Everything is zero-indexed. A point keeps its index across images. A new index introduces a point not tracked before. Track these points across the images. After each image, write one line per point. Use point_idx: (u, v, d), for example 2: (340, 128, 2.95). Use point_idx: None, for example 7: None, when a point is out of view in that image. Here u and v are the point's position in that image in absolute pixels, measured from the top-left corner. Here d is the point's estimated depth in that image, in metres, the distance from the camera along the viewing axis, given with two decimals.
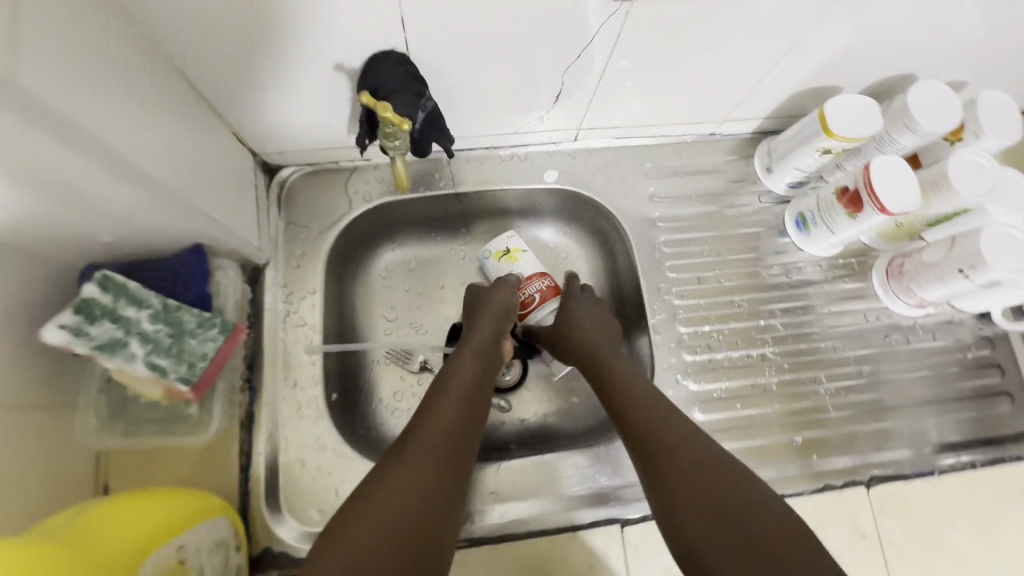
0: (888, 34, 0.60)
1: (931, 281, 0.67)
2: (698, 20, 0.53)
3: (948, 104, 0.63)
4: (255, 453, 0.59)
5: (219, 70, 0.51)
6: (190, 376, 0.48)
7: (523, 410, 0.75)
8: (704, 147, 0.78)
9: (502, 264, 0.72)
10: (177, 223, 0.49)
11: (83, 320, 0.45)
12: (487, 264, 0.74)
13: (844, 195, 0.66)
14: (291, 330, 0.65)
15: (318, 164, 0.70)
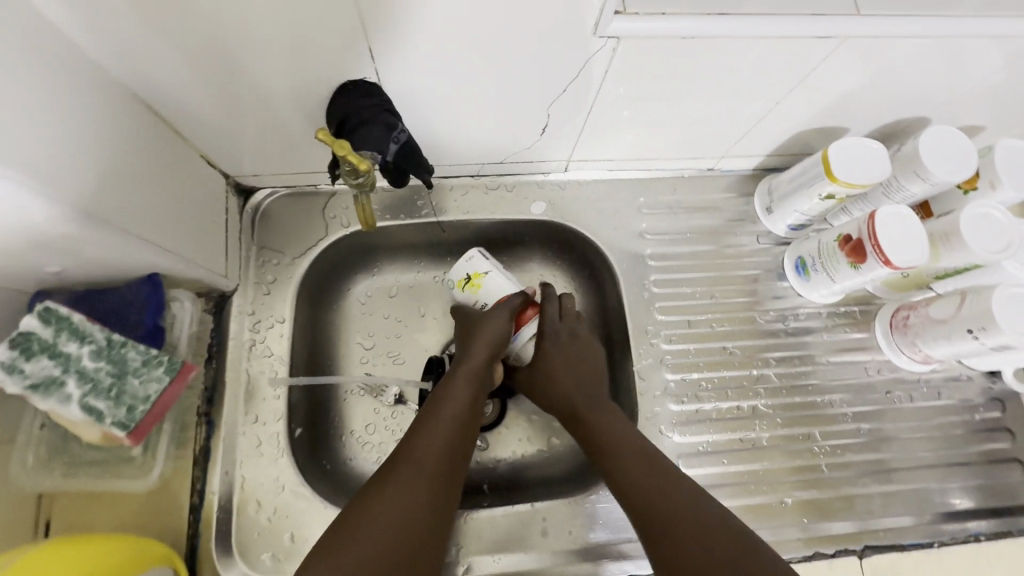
0: (897, 76, 0.56)
1: (937, 339, 0.62)
2: (693, 58, 0.50)
3: (961, 152, 0.59)
4: (208, 492, 0.56)
5: (182, 93, 0.48)
6: (128, 421, 0.44)
7: (500, 451, 0.71)
8: (701, 182, 0.74)
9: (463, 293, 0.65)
10: (129, 253, 0.47)
11: (20, 356, 0.43)
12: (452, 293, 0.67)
13: (846, 243, 0.62)
14: (256, 360, 0.62)
15: (296, 187, 0.67)
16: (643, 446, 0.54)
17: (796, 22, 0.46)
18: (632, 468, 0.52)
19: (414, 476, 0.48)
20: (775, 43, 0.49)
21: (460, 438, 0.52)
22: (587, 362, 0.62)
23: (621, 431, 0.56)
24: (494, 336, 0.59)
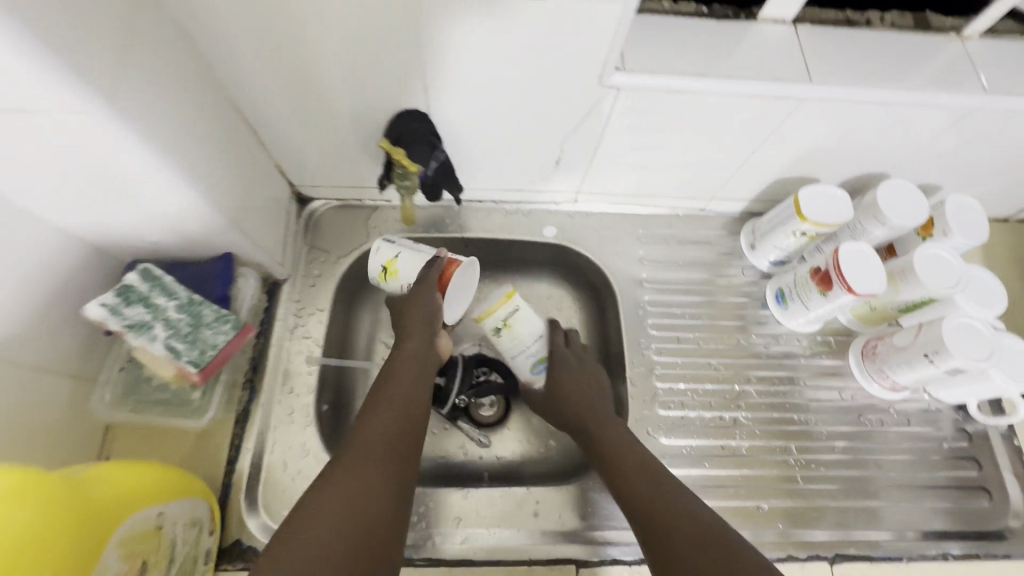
0: (854, 136, 0.67)
1: (900, 365, 0.69)
2: (679, 110, 0.62)
3: (914, 202, 0.69)
4: (243, 448, 0.64)
5: (272, 112, 0.61)
6: (200, 361, 0.53)
7: (501, 447, 0.78)
8: (694, 220, 0.84)
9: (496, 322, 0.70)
10: (215, 231, 0.58)
11: (121, 302, 0.53)
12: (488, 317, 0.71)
13: (816, 273, 0.71)
14: (296, 340, 0.71)
15: (347, 201, 0.79)
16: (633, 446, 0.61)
17: (760, 85, 0.58)
18: (621, 466, 0.59)
19: (368, 438, 0.55)
20: (745, 100, 0.60)
21: (407, 408, 0.59)
22: (592, 382, 0.70)
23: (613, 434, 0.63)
24: (428, 312, 0.67)
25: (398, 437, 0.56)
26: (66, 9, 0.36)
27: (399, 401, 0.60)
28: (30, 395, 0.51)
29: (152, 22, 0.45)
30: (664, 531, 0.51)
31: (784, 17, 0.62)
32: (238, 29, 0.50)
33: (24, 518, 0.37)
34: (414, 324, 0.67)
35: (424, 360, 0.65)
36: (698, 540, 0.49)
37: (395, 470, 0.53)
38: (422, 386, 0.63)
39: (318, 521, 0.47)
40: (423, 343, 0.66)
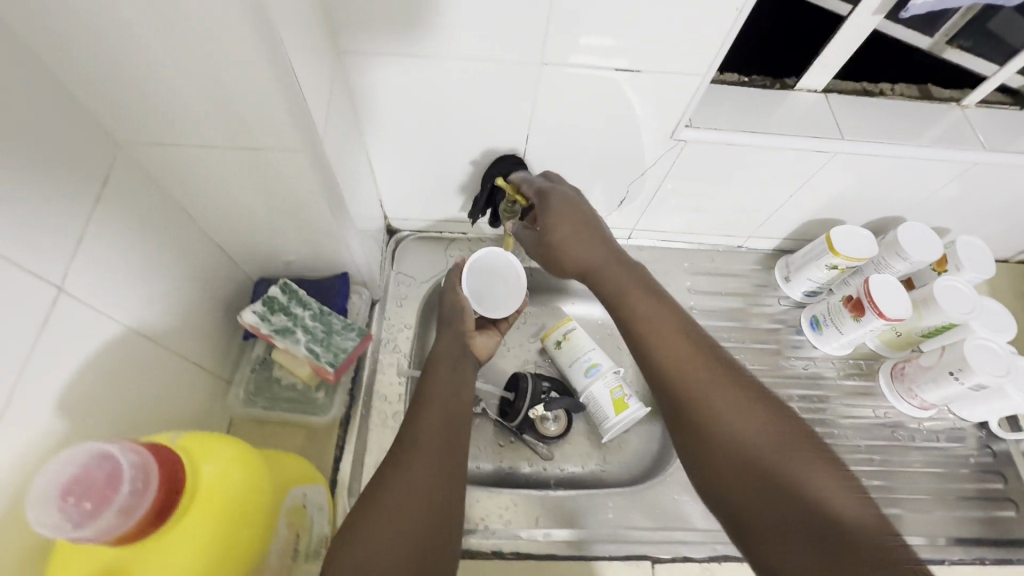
0: (876, 185, 0.79)
1: (928, 384, 0.78)
2: (733, 163, 0.74)
3: (930, 242, 0.80)
4: (346, 449, 0.69)
5: (390, 153, 0.72)
6: (335, 362, 0.61)
7: (565, 460, 0.85)
8: (732, 256, 0.95)
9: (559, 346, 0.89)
10: (343, 252, 0.68)
11: (267, 310, 0.62)
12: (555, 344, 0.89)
13: (849, 302, 0.81)
14: (387, 354, 0.78)
15: (428, 232, 0.89)
16: (701, 347, 0.55)
17: (802, 140, 0.70)
18: (686, 374, 0.53)
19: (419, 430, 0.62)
20: (790, 154, 0.72)
21: (451, 403, 0.67)
22: (602, 249, 0.64)
23: (677, 338, 0.56)
24: (456, 310, 0.78)
25: (444, 428, 0.63)
26: (309, 77, 0.47)
27: (443, 398, 0.67)
28: (184, 388, 0.58)
29: (334, 83, 0.57)
30: (727, 442, 0.48)
31: (816, 87, 0.75)
32: (389, 88, 0.62)
33: (216, 471, 0.44)
34: (447, 335, 0.76)
35: (458, 359, 0.73)
36: (771, 454, 0.47)
37: (445, 456, 0.60)
38: (462, 383, 0.70)
39: (385, 503, 0.54)
40: (457, 346, 0.75)
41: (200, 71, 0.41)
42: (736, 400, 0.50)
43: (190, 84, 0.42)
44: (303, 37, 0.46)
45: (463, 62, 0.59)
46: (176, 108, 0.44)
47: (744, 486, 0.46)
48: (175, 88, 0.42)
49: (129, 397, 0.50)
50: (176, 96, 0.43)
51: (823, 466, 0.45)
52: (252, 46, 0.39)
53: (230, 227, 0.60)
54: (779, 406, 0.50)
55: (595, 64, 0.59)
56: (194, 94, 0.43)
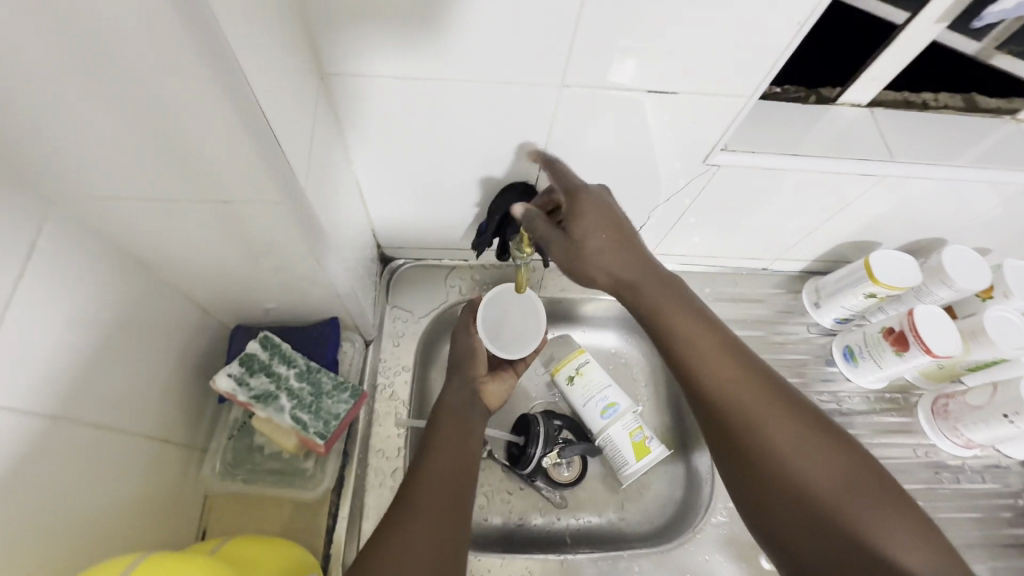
0: (919, 207, 0.72)
1: (976, 424, 0.72)
2: (767, 186, 0.67)
3: (976, 267, 0.73)
4: (340, 517, 0.62)
5: (383, 179, 0.64)
6: (325, 432, 0.54)
7: (581, 509, 0.77)
8: (755, 278, 0.88)
9: (572, 381, 0.80)
10: (332, 296, 0.60)
11: (245, 371, 0.54)
12: (564, 380, 0.81)
13: (890, 334, 0.74)
14: (383, 402, 0.70)
15: (426, 259, 0.81)
16: (758, 375, 0.47)
17: (848, 163, 0.63)
18: (749, 411, 0.45)
19: (418, 491, 0.54)
20: (832, 178, 0.65)
21: (457, 458, 0.58)
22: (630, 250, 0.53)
23: (726, 363, 0.47)
24: (468, 352, 0.70)
25: (447, 489, 0.54)
26: (286, 113, 0.40)
27: (449, 452, 0.59)
28: (144, 468, 0.50)
29: (319, 109, 0.50)
30: (795, 482, 0.43)
31: (861, 101, 0.67)
32: (383, 112, 0.54)
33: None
34: (456, 381, 0.68)
35: (469, 404, 0.66)
36: (853, 501, 0.41)
37: (445, 520, 0.51)
38: (471, 436, 0.62)
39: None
40: (467, 394, 0.67)
41: (149, 122, 0.34)
42: (802, 443, 0.44)
43: (140, 139, 0.35)
44: (276, 65, 0.39)
45: (468, 84, 0.51)
46: (123, 165, 0.37)
47: (809, 540, 0.41)
48: (119, 142, 0.35)
49: (82, 496, 0.43)
50: (123, 152, 0.35)
51: (910, 524, 0.40)
52: (210, 92, 0.32)
53: (202, 279, 0.53)
54: (843, 439, 0.44)
55: (614, 82, 0.52)
56: (142, 149, 0.36)
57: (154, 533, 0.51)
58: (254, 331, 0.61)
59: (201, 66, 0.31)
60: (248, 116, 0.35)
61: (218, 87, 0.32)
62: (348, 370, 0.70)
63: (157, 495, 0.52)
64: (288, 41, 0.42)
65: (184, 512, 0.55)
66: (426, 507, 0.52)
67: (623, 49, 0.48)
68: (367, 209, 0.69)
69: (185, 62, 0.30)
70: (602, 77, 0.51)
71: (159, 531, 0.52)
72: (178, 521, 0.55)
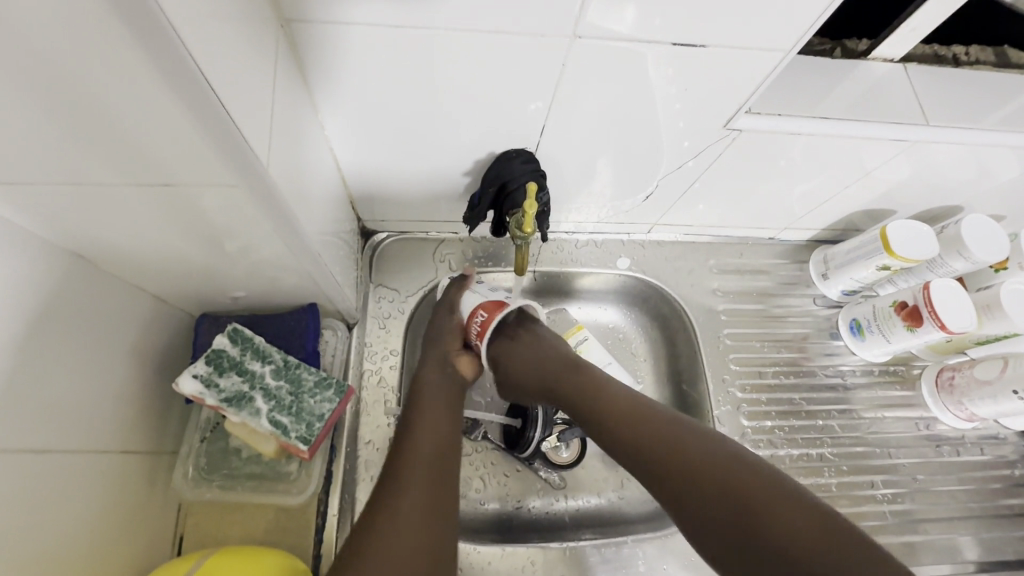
0: (941, 177, 0.68)
1: (982, 399, 0.71)
2: (784, 154, 0.62)
3: (994, 236, 0.70)
4: (329, 514, 0.57)
5: (361, 144, 0.56)
6: (309, 436, 0.52)
7: (580, 490, 0.75)
8: (762, 248, 0.84)
9: None
10: (308, 282, 0.54)
11: (213, 371, 0.50)
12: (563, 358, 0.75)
13: (902, 309, 0.71)
14: (371, 390, 0.66)
15: (411, 232, 0.73)
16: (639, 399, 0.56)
17: (878, 128, 0.57)
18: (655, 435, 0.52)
19: (413, 455, 0.53)
20: (841, 143, 0.59)
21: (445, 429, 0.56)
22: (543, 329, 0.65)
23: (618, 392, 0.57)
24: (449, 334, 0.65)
25: (437, 462, 0.53)
26: (237, 68, 0.33)
27: (435, 425, 0.56)
28: (105, 482, 0.46)
29: (282, 65, 0.42)
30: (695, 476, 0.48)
31: (893, 56, 0.61)
32: (357, 68, 0.46)
33: None
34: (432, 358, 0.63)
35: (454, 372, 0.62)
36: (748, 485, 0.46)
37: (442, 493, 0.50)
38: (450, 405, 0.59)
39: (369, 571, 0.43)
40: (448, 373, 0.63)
41: (51, 87, 0.27)
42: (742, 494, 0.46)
43: (50, 113, 0.29)
44: (221, 13, 0.31)
45: (456, 34, 0.43)
46: (35, 145, 0.31)
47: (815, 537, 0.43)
48: (21, 117, 0.28)
49: (34, 512, 0.39)
50: (28, 128, 0.29)
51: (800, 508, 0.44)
52: (117, 35, 0.26)
53: (155, 268, 0.47)
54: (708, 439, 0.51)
55: (613, 32, 0.44)
56: (52, 124, 0.30)
57: (125, 543, 0.47)
58: (226, 323, 0.56)
59: (95, 1, 0.24)
60: (173, 71, 0.28)
61: (130, 38, 0.26)
62: (331, 363, 0.63)
63: (123, 506, 0.48)
64: None
65: (157, 520, 0.52)
66: (418, 484, 0.50)
67: None
68: (344, 178, 0.61)
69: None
70: (603, 21, 0.43)
71: (128, 545, 0.48)
72: (151, 530, 0.51)
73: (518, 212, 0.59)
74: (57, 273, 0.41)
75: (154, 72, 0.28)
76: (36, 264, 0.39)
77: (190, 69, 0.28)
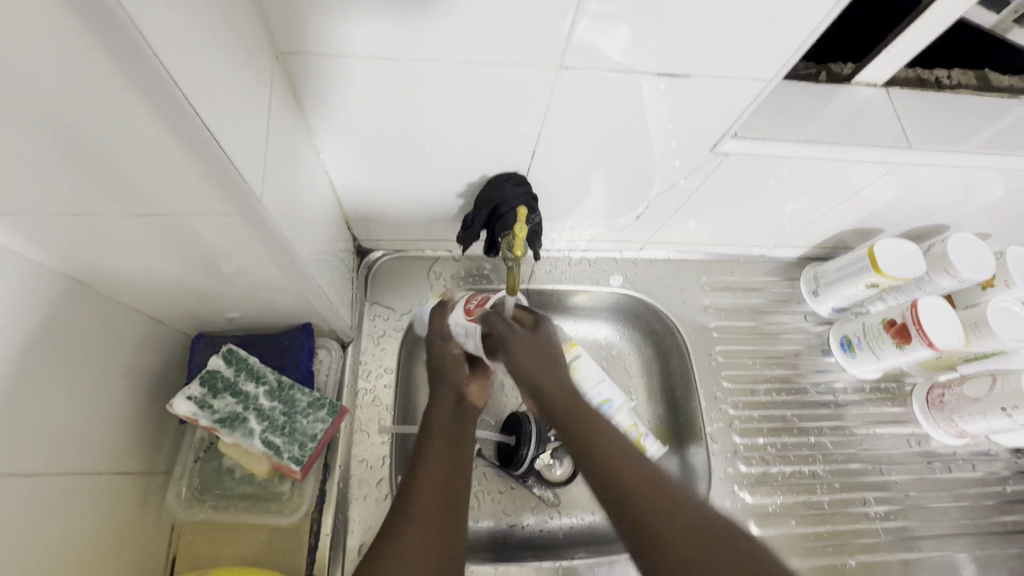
0: (926, 198, 0.69)
1: (972, 415, 0.72)
2: (772, 175, 0.63)
3: (980, 254, 0.71)
4: (322, 533, 0.58)
5: (356, 168, 0.57)
6: (301, 456, 0.52)
7: (574, 507, 0.75)
8: (753, 265, 0.85)
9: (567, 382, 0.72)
10: (302, 303, 0.55)
11: (207, 392, 0.51)
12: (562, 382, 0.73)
13: (891, 326, 0.72)
14: (365, 408, 0.66)
15: (406, 250, 0.74)
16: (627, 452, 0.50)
17: (862, 151, 0.59)
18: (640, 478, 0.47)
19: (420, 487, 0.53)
20: (827, 164, 0.60)
21: (455, 460, 0.57)
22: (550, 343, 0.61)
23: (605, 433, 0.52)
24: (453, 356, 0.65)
25: (446, 498, 0.53)
26: (231, 102, 0.34)
27: (442, 457, 0.56)
28: (99, 504, 0.46)
29: (277, 94, 0.43)
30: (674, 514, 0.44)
31: (876, 80, 0.63)
32: (351, 94, 0.47)
33: None
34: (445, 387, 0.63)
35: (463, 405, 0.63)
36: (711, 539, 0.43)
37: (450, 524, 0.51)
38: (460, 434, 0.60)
39: None
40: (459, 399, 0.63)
41: (48, 122, 0.28)
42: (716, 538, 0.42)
43: (51, 148, 0.30)
44: (216, 49, 0.33)
45: (448, 63, 0.45)
46: (38, 179, 0.32)
47: None
48: (19, 150, 0.29)
49: (24, 534, 0.39)
50: (29, 164, 0.30)
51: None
52: (110, 71, 0.27)
53: (151, 291, 0.47)
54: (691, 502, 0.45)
55: (603, 58, 0.45)
56: (49, 156, 0.30)
57: (116, 565, 0.48)
58: (221, 343, 0.57)
59: (90, 39, 0.25)
60: (165, 103, 0.29)
61: (128, 80, 0.27)
62: (326, 381, 0.64)
63: (117, 527, 0.48)
64: (230, 18, 0.35)
65: (150, 541, 0.52)
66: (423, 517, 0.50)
67: (605, 16, 0.41)
68: (340, 201, 0.63)
69: (73, 40, 0.25)
70: (591, 50, 0.44)
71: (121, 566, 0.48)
72: (144, 550, 0.51)
73: (509, 234, 0.59)
74: (56, 297, 0.41)
75: (146, 104, 0.29)
76: (35, 289, 0.40)
77: (184, 106, 0.30)
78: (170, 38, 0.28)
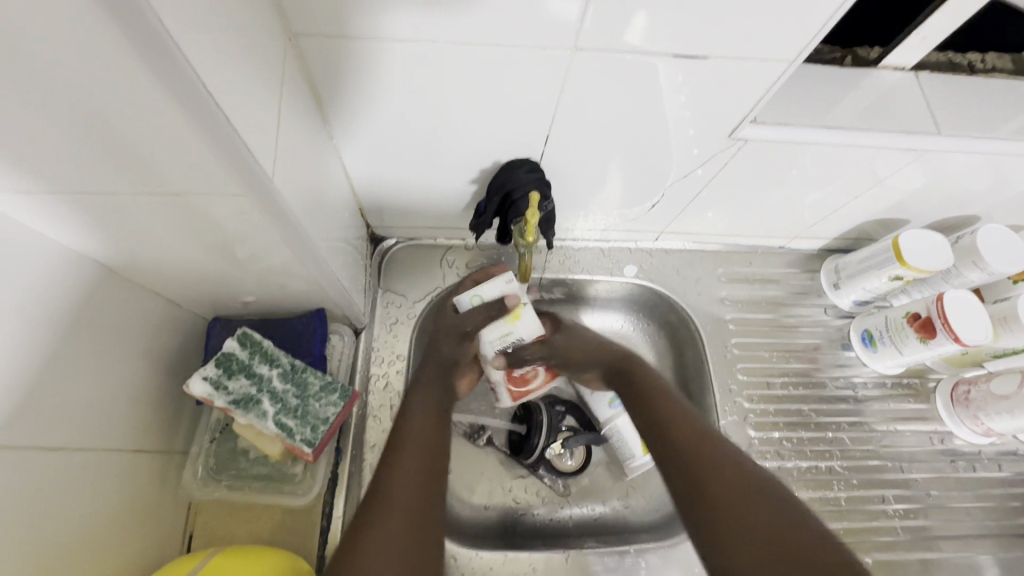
0: (954, 188, 0.67)
1: (999, 413, 0.70)
2: (794, 163, 0.61)
3: (1012, 247, 0.68)
4: (334, 515, 0.58)
5: (369, 157, 0.58)
6: (313, 439, 0.53)
7: (584, 497, 0.75)
8: (772, 257, 0.83)
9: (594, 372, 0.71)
10: (316, 288, 0.55)
11: (222, 373, 0.52)
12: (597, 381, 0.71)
13: (915, 320, 0.70)
14: (377, 394, 0.67)
15: (420, 238, 0.74)
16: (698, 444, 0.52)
17: (888, 137, 0.57)
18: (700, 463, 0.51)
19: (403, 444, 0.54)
20: (851, 152, 0.59)
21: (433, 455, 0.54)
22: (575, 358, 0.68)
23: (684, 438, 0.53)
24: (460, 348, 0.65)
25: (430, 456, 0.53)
26: (245, 85, 0.35)
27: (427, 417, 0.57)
28: (119, 480, 0.47)
29: (290, 77, 0.43)
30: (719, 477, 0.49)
31: (905, 64, 0.61)
32: (367, 78, 0.47)
33: None
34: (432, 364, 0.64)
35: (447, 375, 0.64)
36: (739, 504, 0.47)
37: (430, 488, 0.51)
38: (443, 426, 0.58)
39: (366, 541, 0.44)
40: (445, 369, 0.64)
41: (68, 106, 0.29)
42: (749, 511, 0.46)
43: (72, 130, 0.31)
44: (229, 31, 0.33)
45: (459, 47, 0.44)
46: (58, 160, 0.32)
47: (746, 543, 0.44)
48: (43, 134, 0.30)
49: (46, 506, 0.40)
50: (50, 144, 0.31)
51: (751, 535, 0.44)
52: (126, 54, 0.27)
53: (169, 275, 0.48)
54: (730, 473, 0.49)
55: (620, 42, 0.45)
56: (71, 138, 0.31)
57: (135, 541, 0.49)
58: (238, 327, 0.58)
59: (105, 21, 0.25)
60: (179, 85, 0.29)
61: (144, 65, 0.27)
62: (338, 367, 0.65)
63: (136, 503, 0.49)
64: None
65: (167, 519, 0.53)
66: (404, 471, 0.51)
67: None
68: (354, 189, 0.63)
69: (90, 23, 0.25)
70: (610, 33, 0.44)
71: (139, 542, 0.50)
72: (161, 527, 0.53)
73: (521, 221, 0.59)
74: (80, 280, 0.43)
75: (156, 81, 0.28)
76: (61, 271, 0.41)
77: (198, 90, 0.30)
78: (185, 22, 0.28)
